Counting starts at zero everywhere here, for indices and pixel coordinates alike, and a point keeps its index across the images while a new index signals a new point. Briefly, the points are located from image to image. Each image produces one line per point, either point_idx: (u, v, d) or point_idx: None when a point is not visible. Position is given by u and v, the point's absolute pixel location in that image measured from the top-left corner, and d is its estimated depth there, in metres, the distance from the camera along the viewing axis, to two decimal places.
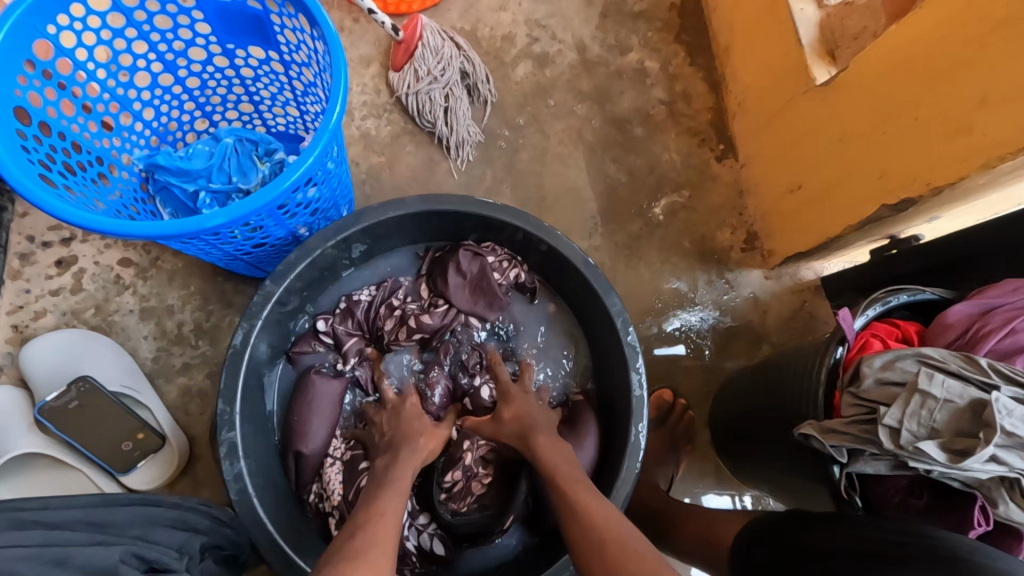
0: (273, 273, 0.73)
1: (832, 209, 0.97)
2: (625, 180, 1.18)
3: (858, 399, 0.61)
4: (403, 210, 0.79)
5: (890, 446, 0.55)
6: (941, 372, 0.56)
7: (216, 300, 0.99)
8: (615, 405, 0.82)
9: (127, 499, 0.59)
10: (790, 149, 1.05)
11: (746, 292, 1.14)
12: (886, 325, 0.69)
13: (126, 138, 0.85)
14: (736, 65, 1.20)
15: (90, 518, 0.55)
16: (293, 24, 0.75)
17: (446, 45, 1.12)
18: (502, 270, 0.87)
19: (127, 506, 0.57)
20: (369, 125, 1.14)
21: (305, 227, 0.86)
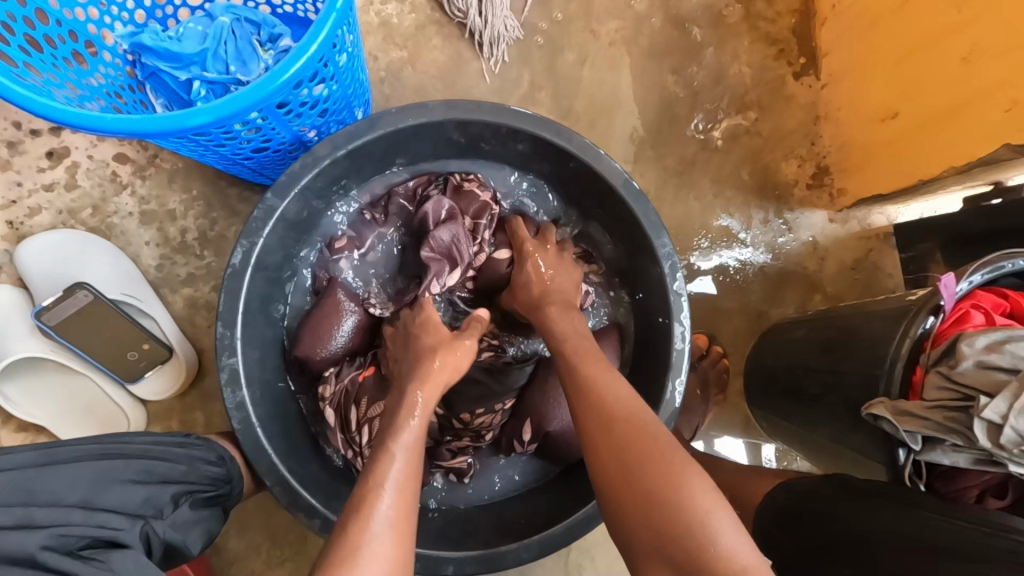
0: (274, 185, 0.64)
1: (933, 147, 0.82)
2: (683, 94, 1.02)
3: (948, 382, 0.51)
4: (424, 117, 0.67)
5: (985, 443, 0.47)
6: None
7: (221, 207, 0.91)
8: (649, 380, 0.73)
9: (78, 451, 0.55)
10: (889, 70, 0.88)
11: (806, 235, 1.02)
12: (992, 294, 0.58)
13: (106, 10, 0.73)
14: None
15: (25, 483, 0.49)
16: None
17: None
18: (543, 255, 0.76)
19: (76, 464, 0.54)
20: (391, 11, 0.98)
21: (313, 130, 0.75)
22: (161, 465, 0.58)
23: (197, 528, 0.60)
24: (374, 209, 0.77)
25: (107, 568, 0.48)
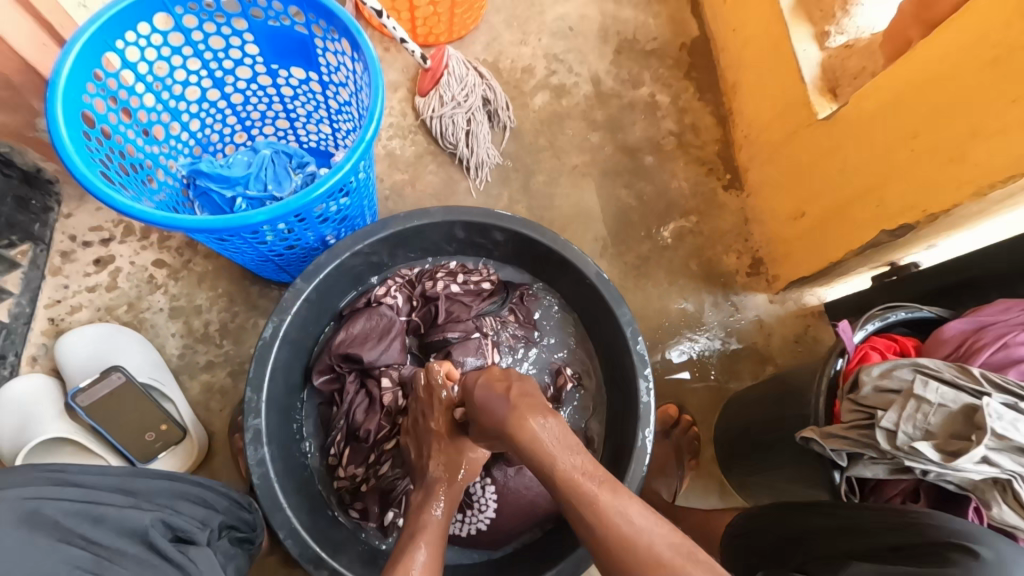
0: (303, 272, 0.78)
1: (832, 233, 1.01)
2: (634, 204, 1.24)
3: (857, 406, 0.63)
4: (426, 217, 0.84)
5: (887, 447, 0.57)
6: (935, 379, 0.59)
7: (242, 301, 1.04)
8: (620, 431, 0.83)
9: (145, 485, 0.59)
10: (792, 181, 1.11)
11: (751, 314, 1.18)
12: (886, 338, 0.72)
13: (174, 145, 0.90)
14: (742, 99, 1.27)
15: (127, 487, 0.57)
16: (336, 50, 0.83)
17: (470, 74, 1.21)
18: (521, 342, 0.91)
19: (152, 480, 0.60)
20: (395, 145, 1.21)
21: (333, 234, 0.93)
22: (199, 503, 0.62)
23: (231, 562, 0.63)
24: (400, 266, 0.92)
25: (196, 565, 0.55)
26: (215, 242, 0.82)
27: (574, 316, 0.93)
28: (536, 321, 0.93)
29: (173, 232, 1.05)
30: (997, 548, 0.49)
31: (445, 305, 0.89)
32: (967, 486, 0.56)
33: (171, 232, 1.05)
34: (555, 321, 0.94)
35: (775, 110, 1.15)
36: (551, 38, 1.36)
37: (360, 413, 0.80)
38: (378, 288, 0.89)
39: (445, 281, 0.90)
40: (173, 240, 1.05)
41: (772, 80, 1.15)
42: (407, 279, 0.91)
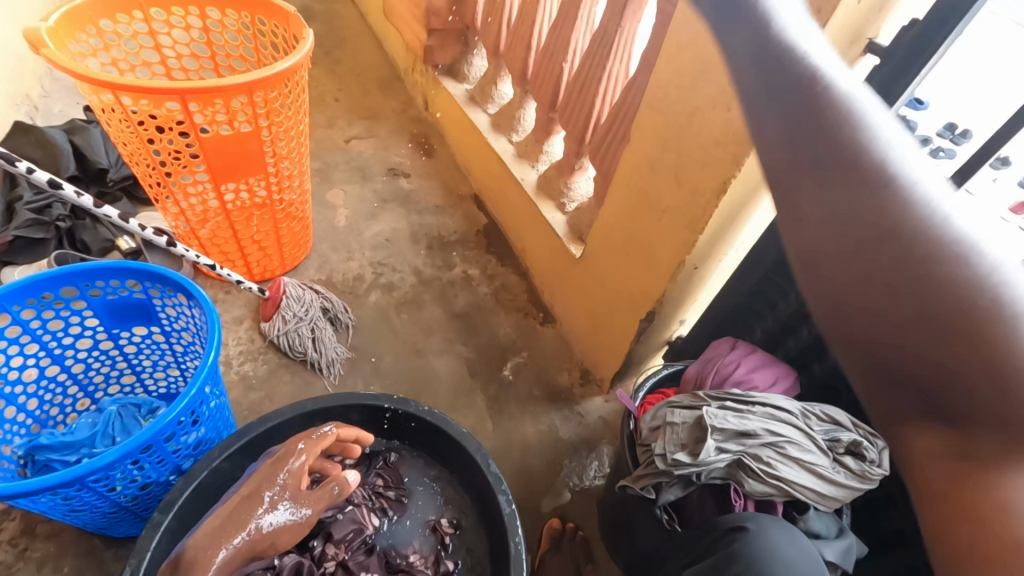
0: (160, 505, 0.82)
1: (616, 332, 1.31)
2: (474, 356, 1.45)
3: (644, 446, 0.82)
4: (279, 417, 0.95)
5: (663, 466, 0.75)
6: (678, 407, 0.81)
7: (94, 572, 0.97)
8: (498, 551, 0.91)
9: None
10: (579, 305, 1.43)
11: (595, 416, 1.38)
12: (657, 393, 0.95)
13: (8, 428, 0.93)
14: (530, 257, 1.65)
15: None
16: (174, 303, 0.99)
17: (307, 293, 1.41)
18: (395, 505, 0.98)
19: None
20: (247, 368, 1.32)
21: (189, 463, 0.97)
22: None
23: None
24: None
25: None
26: (59, 506, 0.83)
27: (438, 466, 1.03)
28: (405, 482, 1.01)
29: (5, 523, 0.99)
30: (760, 524, 0.66)
31: None
32: (725, 475, 0.75)
33: (3, 523, 0.99)
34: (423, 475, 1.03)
35: (552, 258, 1.52)
36: (372, 250, 1.67)
37: None
38: (241, 498, 0.93)
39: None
40: (6, 532, 0.98)
41: (543, 239, 1.55)
42: None
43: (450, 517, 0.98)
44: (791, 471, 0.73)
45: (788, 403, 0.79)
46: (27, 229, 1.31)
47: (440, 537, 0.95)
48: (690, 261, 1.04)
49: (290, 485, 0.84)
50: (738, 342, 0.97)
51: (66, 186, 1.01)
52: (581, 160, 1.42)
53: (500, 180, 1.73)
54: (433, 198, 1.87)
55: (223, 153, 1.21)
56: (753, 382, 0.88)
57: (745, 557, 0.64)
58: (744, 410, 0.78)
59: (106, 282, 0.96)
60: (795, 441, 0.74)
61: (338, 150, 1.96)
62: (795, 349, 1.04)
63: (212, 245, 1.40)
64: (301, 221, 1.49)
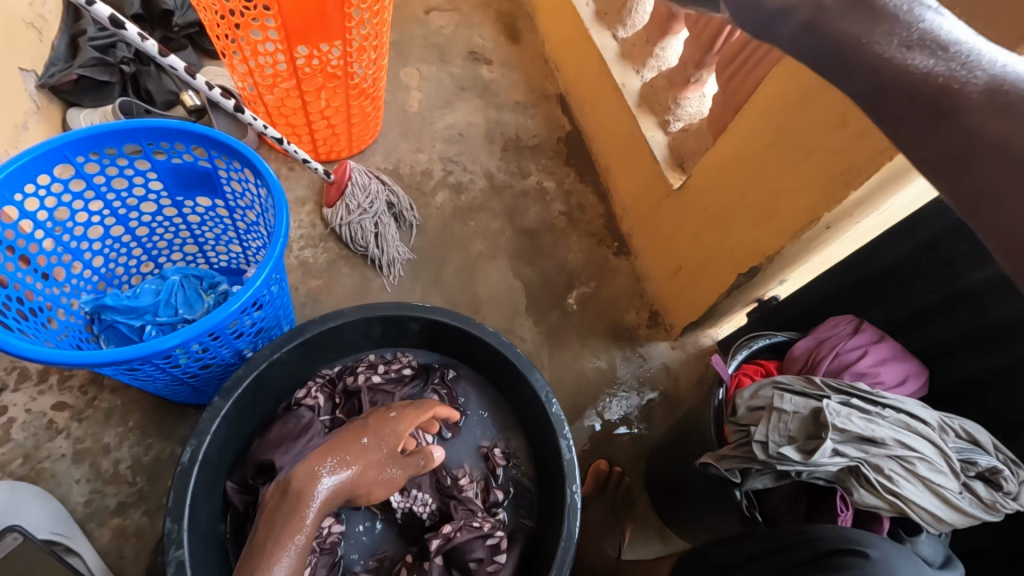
0: (221, 389, 0.80)
1: (703, 281, 1.17)
2: (539, 279, 1.36)
3: (737, 426, 0.73)
4: (340, 319, 0.89)
5: (763, 456, 0.66)
6: (788, 392, 0.71)
7: (156, 431, 1.00)
8: (551, 491, 0.87)
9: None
10: (663, 242, 1.29)
11: (658, 362, 1.29)
12: (753, 365, 0.84)
13: (76, 284, 0.91)
14: (614, 178, 1.48)
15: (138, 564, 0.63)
16: (240, 178, 0.91)
17: (373, 183, 1.32)
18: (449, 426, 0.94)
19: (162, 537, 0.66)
20: (307, 254, 1.27)
21: (249, 348, 0.95)
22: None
23: None
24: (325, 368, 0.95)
25: None
26: (123, 372, 0.82)
27: (496, 391, 0.98)
28: (461, 402, 0.97)
29: (75, 371, 1.02)
30: (886, 553, 0.55)
31: (367, 396, 0.92)
32: (832, 478, 0.66)
33: (73, 370, 1.02)
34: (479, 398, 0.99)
35: (641, 185, 1.35)
36: (444, 144, 1.52)
37: None
38: (298, 391, 0.91)
39: (366, 373, 0.94)
40: (76, 379, 1.01)
41: (633, 161, 1.37)
42: (327, 379, 0.94)
43: (503, 446, 0.95)
44: (913, 490, 0.63)
45: (924, 413, 0.68)
46: (91, 69, 1.22)
47: (492, 465, 0.92)
48: (824, 221, 0.88)
49: (381, 447, 0.74)
50: (861, 324, 0.83)
51: (128, 26, 0.89)
52: (702, 72, 1.19)
53: (594, 82, 1.51)
54: (515, 93, 1.67)
55: (297, 9, 1.05)
56: (878, 378, 0.75)
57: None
58: (873, 412, 0.67)
59: (170, 144, 0.88)
60: (927, 459, 0.64)
61: (416, 21, 1.74)
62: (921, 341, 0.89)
63: (278, 115, 1.28)
64: (373, 100, 1.34)
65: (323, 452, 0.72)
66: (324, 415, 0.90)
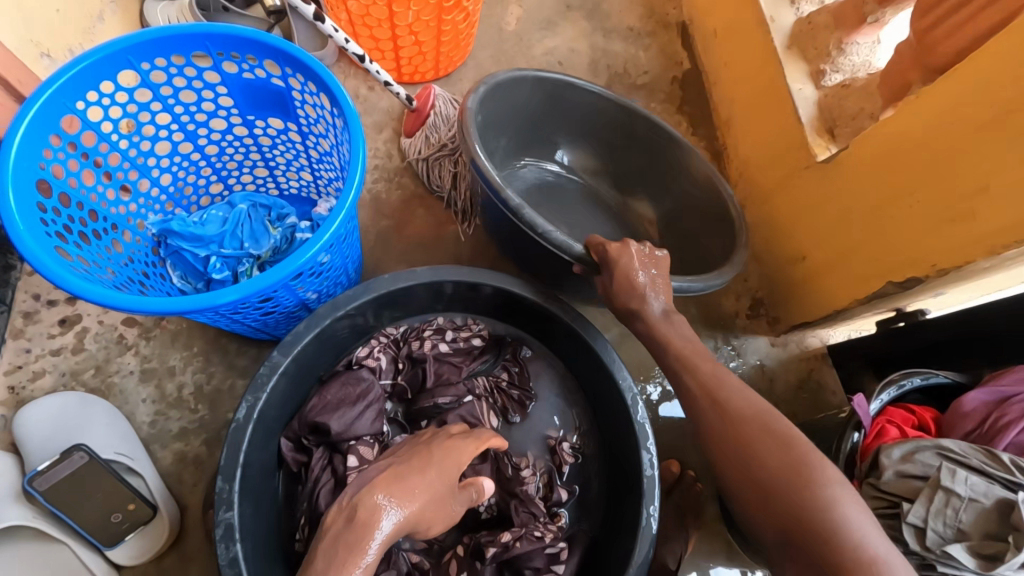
0: (280, 344, 0.73)
1: (834, 279, 0.98)
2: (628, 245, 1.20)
3: (878, 493, 0.59)
4: (413, 280, 0.80)
5: (916, 548, 0.52)
6: (962, 468, 0.55)
7: (219, 361, 0.98)
8: (623, 501, 0.78)
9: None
10: (788, 223, 1.08)
11: (753, 359, 1.13)
12: (902, 410, 0.68)
13: (143, 203, 0.84)
14: (736, 136, 1.24)
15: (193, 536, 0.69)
16: (315, 103, 0.79)
17: (458, 114, 1.17)
18: (515, 409, 0.85)
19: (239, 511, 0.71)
20: (380, 188, 1.16)
21: (313, 294, 0.88)
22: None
23: None
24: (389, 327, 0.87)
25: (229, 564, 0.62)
26: None
27: (571, 378, 0.89)
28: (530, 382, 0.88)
29: None
30: None
31: (432, 364, 0.84)
32: None
33: None
34: (552, 380, 0.89)
35: (771, 149, 1.12)
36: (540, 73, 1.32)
37: (325, 495, 0.73)
38: (361, 349, 0.84)
39: (433, 340, 0.86)
40: None
41: (764, 118, 1.13)
42: (392, 339, 0.86)
43: (572, 438, 0.86)
44: None
45: None
46: None
47: (559, 459, 0.83)
48: None
49: (443, 477, 0.60)
50: None
51: None
52: (889, 11, 0.91)
53: (732, 11, 1.24)
54: (629, 17, 1.42)
55: None
56: None
57: None
58: None
59: (242, 56, 0.76)
60: None
61: None
62: None
63: (361, 25, 1.13)
64: (467, 15, 1.16)
65: (389, 479, 0.57)
66: (386, 378, 0.83)
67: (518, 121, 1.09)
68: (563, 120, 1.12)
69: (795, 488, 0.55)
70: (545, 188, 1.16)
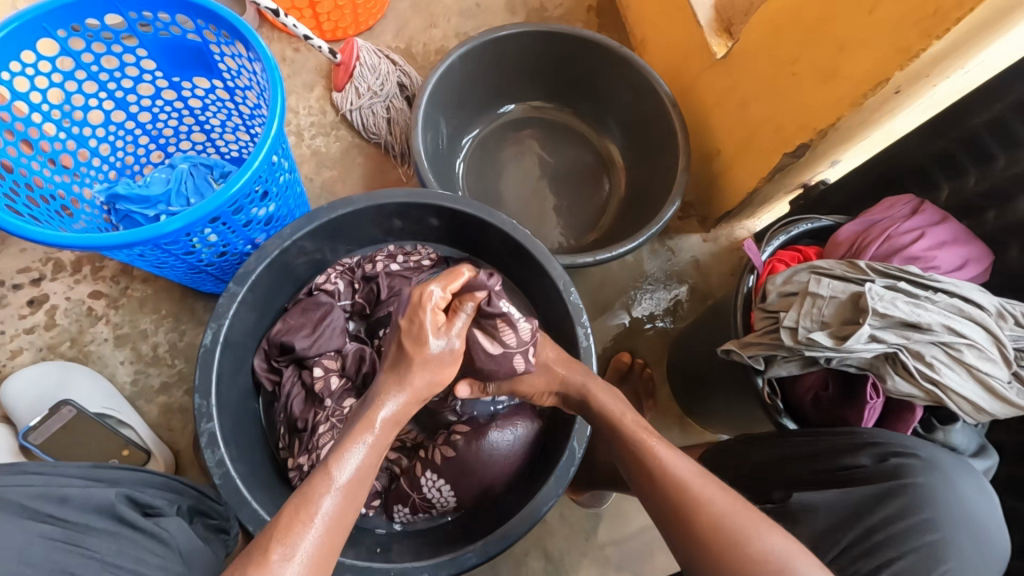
0: (235, 275, 0.79)
1: (743, 166, 1.07)
2: (563, 167, 1.26)
3: (767, 313, 0.68)
4: (351, 207, 0.84)
5: (790, 343, 0.62)
6: (826, 276, 0.65)
7: (189, 319, 1.04)
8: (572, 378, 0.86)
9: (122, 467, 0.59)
10: (700, 123, 1.16)
11: (688, 256, 1.22)
12: (791, 251, 0.77)
13: (86, 173, 0.89)
14: (650, 51, 1.31)
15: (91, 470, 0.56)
16: (233, 54, 0.84)
17: (382, 62, 1.22)
18: None
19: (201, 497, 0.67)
20: (319, 143, 1.21)
21: (262, 237, 0.94)
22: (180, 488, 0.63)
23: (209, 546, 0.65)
24: (343, 257, 0.94)
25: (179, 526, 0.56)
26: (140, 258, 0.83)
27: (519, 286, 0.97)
28: None
29: (105, 261, 1.05)
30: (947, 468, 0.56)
31: (384, 283, 0.92)
32: (864, 365, 0.62)
33: (104, 261, 1.05)
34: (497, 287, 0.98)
35: (679, 57, 1.19)
36: (460, 16, 1.37)
37: (297, 405, 0.83)
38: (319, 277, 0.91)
39: (384, 262, 0.93)
40: (107, 270, 1.04)
41: (670, 29, 1.20)
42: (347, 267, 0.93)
43: None
44: (955, 378, 0.58)
45: (982, 298, 0.61)
46: None
47: None
48: (894, 83, 0.74)
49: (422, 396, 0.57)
50: (924, 204, 0.74)
51: None
52: None
53: None
54: None
55: None
56: (934, 263, 0.67)
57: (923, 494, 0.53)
58: (921, 297, 0.60)
59: (153, 15, 0.81)
60: (976, 346, 0.58)
61: None
62: (989, 226, 0.79)
63: None
64: None
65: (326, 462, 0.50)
66: (345, 299, 0.91)
67: (452, 104, 1.14)
68: (523, 80, 1.23)
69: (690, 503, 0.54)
70: (488, 156, 1.25)
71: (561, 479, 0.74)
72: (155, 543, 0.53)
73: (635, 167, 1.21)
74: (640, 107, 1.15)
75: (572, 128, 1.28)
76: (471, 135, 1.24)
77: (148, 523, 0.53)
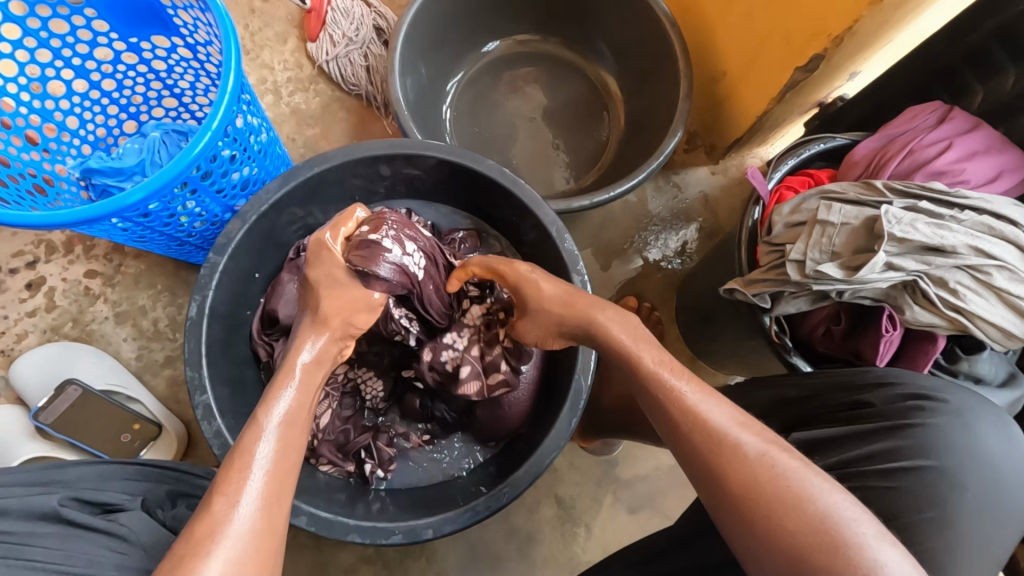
0: (215, 244, 0.76)
1: (751, 86, 0.97)
2: (558, 105, 1.18)
3: (772, 246, 0.63)
4: (328, 162, 0.80)
5: (797, 277, 0.57)
6: (838, 202, 0.58)
7: (184, 292, 1.03)
8: None
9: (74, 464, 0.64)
10: (703, 43, 1.05)
11: (695, 191, 1.15)
12: (801, 176, 0.70)
13: (56, 149, 0.86)
14: None
15: (38, 477, 0.61)
16: (186, 6, 0.78)
17: (355, 5, 1.13)
18: None
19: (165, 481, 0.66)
20: (298, 100, 1.15)
21: (242, 202, 0.91)
22: (156, 474, 0.66)
23: None
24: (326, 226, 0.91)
25: (122, 525, 0.57)
26: (121, 234, 0.81)
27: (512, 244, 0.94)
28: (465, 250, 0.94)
29: (95, 240, 1.03)
30: (964, 407, 0.53)
31: None
32: (879, 296, 0.57)
33: (94, 239, 1.03)
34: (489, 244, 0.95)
35: None
36: None
37: None
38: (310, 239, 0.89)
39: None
40: (99, 248, 1.03)
41: None
42: None
43: None
44: (982, 304, 0.53)
45: (1016, 213, 0.54)
46: None
47: None
48: None
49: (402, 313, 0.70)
50: (953, 112, 0.66)
51: None
52: None
53: None
54: None
55: None
56: (963, 177, 0.60)
57: (940, 441, 0.51)
58: (945, 217, 0.54)
59: None
60: (1007, 268, 0.52)
61: None
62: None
63: None
64: None
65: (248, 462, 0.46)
66: None
67: (434, 46, 1.07)
68: (503, 12, 1.13)
69: (745, 473, 0.44)
70: (477, 99, 1.17)
71: (572, 411, 0.73)
72: (114, 539, 0.56)
73: (634, 99, 1.12)
74: (635, 30, 1.05)
75: (564, 60, 1.19)
76: (456, 78, 1.16)
77: (102, 523, 0.56)
